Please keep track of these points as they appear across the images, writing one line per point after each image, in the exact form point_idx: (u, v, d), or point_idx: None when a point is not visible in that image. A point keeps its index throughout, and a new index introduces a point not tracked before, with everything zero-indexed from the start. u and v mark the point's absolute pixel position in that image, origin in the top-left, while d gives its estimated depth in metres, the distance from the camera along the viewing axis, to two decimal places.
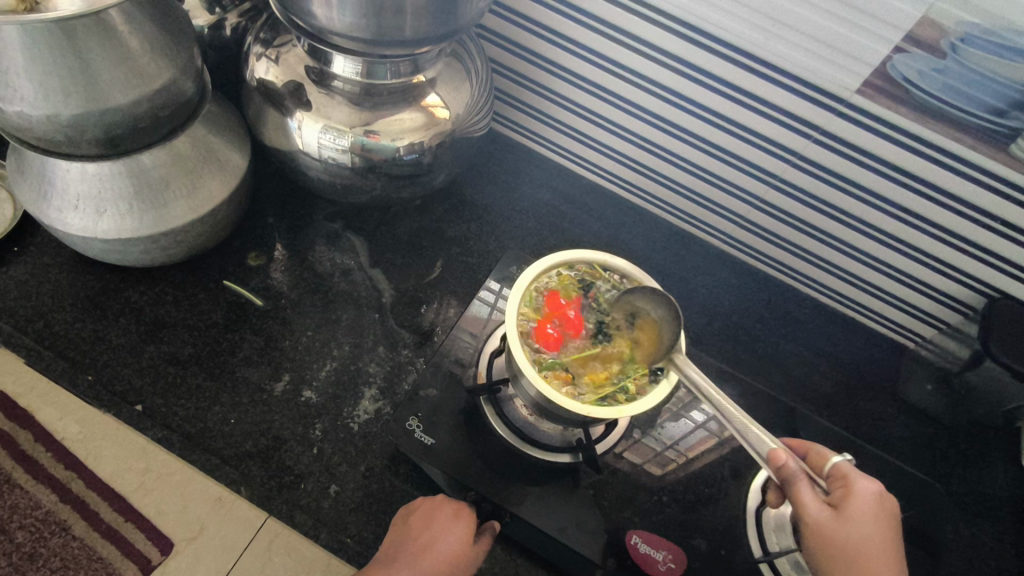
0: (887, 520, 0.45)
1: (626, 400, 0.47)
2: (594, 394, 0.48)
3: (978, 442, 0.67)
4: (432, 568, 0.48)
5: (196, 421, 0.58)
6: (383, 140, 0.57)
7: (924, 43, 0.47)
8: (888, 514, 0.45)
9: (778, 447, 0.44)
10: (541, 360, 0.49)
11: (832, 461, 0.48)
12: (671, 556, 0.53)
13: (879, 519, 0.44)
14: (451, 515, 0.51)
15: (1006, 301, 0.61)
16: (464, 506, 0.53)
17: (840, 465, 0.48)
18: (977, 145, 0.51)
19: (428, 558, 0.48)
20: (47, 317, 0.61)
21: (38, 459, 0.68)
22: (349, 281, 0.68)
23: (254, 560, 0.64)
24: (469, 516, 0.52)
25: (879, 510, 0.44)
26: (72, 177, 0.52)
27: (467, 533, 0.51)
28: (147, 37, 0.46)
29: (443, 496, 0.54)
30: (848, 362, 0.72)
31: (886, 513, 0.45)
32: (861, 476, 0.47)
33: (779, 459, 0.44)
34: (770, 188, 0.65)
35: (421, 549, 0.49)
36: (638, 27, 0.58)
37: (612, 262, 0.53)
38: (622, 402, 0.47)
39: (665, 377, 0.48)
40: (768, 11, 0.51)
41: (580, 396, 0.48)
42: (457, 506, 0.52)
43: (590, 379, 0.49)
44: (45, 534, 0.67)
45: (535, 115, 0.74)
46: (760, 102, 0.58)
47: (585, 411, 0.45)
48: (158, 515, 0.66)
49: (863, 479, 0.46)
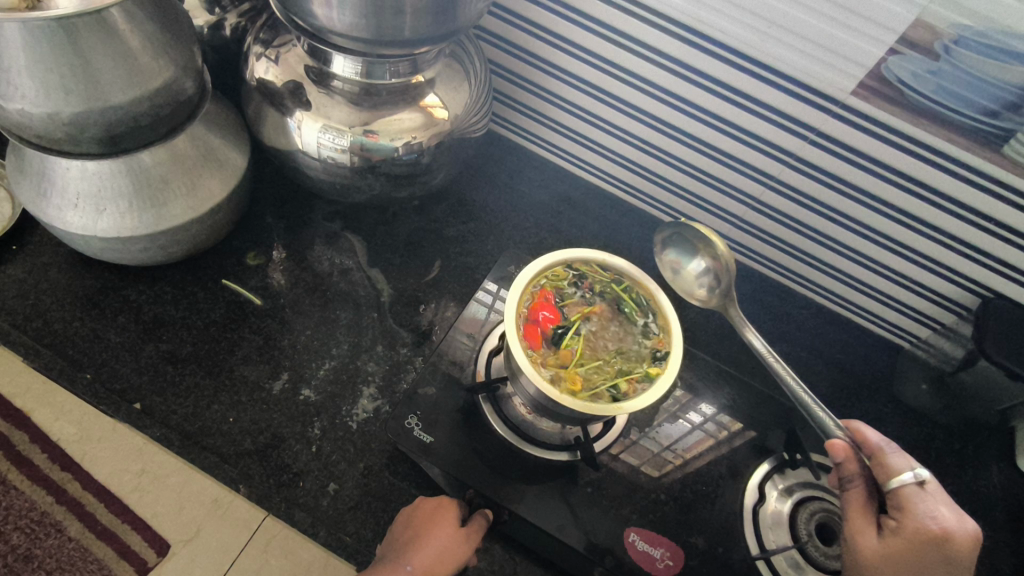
0: (939, 557, 0.43)
1: (599, 400, 0.47)
2: (571, 387, 0.48)
3: (972, 441, 0.68)
4: (415, 562, 0.49)
5: (195, 420, 0.57)
6: (382, 140, 0.57)
7: (918, 44, 0.48)
8: (945, 550, 0.44)
9: (836, 439, 0.48)
10: (530, 341, 0.49)
11: (899, 478, 0.46)
12: (669, 554, 0.54)
13: (924, 547, 0.43)
14: (431, 512, 0.53)
15: (998, 300, 0.61)
16: (445, 501, 0.54)
17: (904, 486, 0.45)
18: (971, 146, 0.51)
19: (410, 552, 0.49)
20: (46, 316, 0.60)
21: (35, 461, 0.70)
22: (348, 280, 0.68)
23: (251, 562, 0.66)
24: (451, 511, 0.53)
25: (928, 546, 0.43)
26: (72, 175, 0.52)
27: (449, 526, 0.52)
28: (148, 36, 0.46)
29: (427, 497, 0.56)
30: (844, 361, 0.73)
31: (940, 550, 0.43)
32: (923, 504, 0.45)
33: (836, 450, 0.47)
34: (766, 189, 0.66)
35: (405, 545, 0.50)
36: (634, 29, 0.58)
37: (611, 261, 0.55)
38: (594, 401, 0.47)
39: (647, 391, 0.47)
40: (764, 13, 0.51)
41: (557, 382, 0.48)
42: (438, 501, 0.54)
43: (569, 376, 0.49)
44: (40, 535, 0.69)
45: (533, 116, 0.75)
46: (757, 104, 0.58)
47: (554, 396, 0.46)
48: (155, 517, 0.67)
49: (921, 509, 0.44)
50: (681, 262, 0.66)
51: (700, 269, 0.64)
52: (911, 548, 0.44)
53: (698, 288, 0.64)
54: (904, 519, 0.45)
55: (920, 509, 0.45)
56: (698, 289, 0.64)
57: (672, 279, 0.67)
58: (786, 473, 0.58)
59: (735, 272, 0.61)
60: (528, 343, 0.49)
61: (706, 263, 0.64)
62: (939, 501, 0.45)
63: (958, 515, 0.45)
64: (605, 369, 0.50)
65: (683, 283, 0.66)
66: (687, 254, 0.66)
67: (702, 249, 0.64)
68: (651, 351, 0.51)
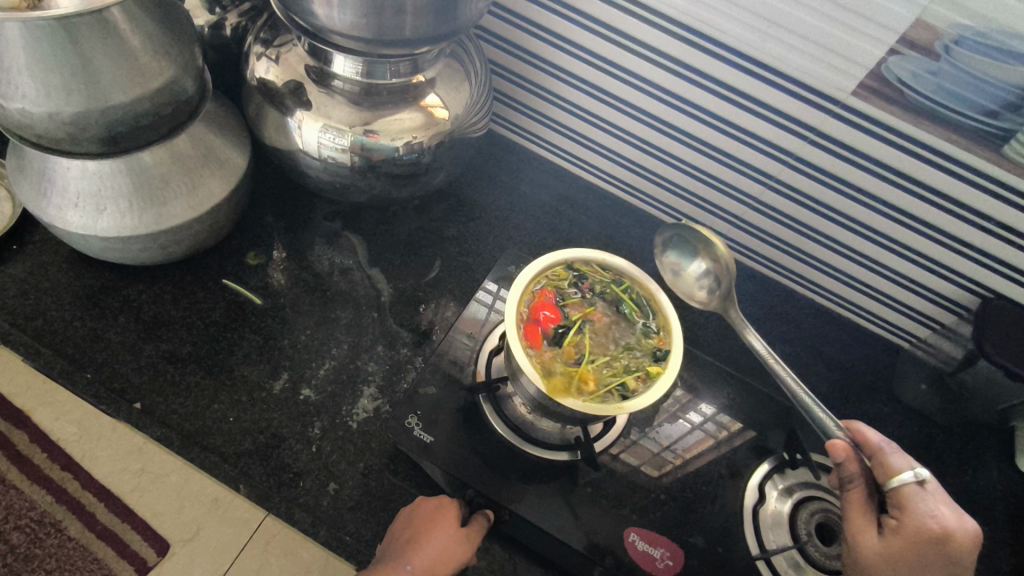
0: (939, 557, 0.43)
1: (599, 399, 0.47)
2: (571, 385, 0.48)
3: (972, 441, 0.68)
4: (416, 561, 0.49)
5: (195, 419, 0.57)
6: (382, 140, 0.57)
7: (918, 44, 0.48)
8: (945, 549, 0.44)
9: (837, 440, 0.47)
10: (529, 341, 0.49)
11: (899, 478, 0.46)
12: (670, 554, 0.54)
13: (925, 547, 0.43)
14: (432, 511, 0.53)
15: (998, 300, 0.61)
16: (446, 500, 0.54)
17: (905, 486, 0.45)
18: (971, 146, 0.51)
19: (411, 551, 0.49)
20: (46, 315, 0.60)
21: (35, 461, 0.70)
22: (348, 280, 0.68)
23: (251, 561, 0.66)
24: (451, 509, 0.53)
25: (929, 546, 0.43)
26: (72, 174, 0.52)
27: (450, 525, 0.52)
28: (148, 35, 0.46)
29: (425, 497, 0.56)
30: (844, 361, 0.73)
31: (941, 549, 0.43)
32: (923, 504, 0.45)
33: (837, 451, 0.47)
34: (766, 189, 0.66)
35: (406, 544, 0.50)
36: (634, 28, 0.58)
37: (611, 261, 0.55)
38: (594, 400, 0.47)
39: (648, 391, 0.46)
40: (765, 12, 0.51)
41: (557, 381, 0.48)
42: (439, 501, 0.54)
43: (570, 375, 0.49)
44: (42, 536, 0.69)
45: (533, 116, 0.75)
46: (757, 104, 0.58)
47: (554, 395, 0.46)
48: (155, 517, 0.68)
49: (921, 508, 0.45)
50: (681, 264, 0.67)
51: (700, 270, 0.65)
52: (912, 547, 0.44)
53: (697, 290, 0.65)
54: (904, 519, 0.45)
55: (920, 508, 0.45)
56: (697, 291, 0.65)
57: (672, 280, 0.67)
58: (785, 473, 0.58)
59: (735, 273, 0.61)
60: (528, 342, 0.49)
61: (706, 265, 0.64)
62: (939, 500, 0.45)
63: (957, 513, 0.45)
64: (606, 368, 0.50)
65: (683, 284, 0.66)
66: (687, 256, 0.66)
67: (702, 250, 0.65)
68: (652, 349, 0.51)
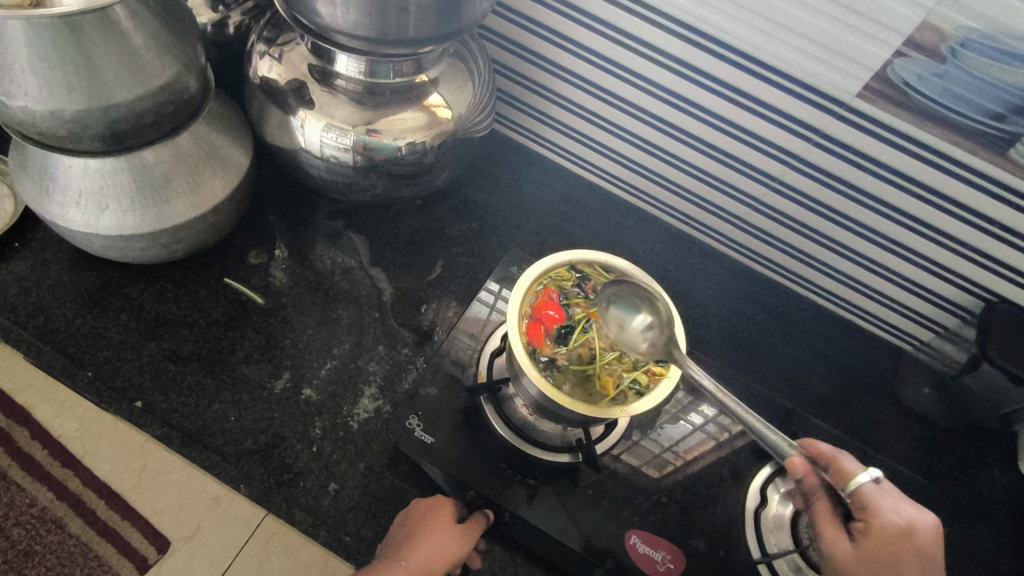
0: (911, 552, 0.43)
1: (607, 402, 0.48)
2: (578, 389, 0.49)
3: (974, 445, 0.68)
4: (411, 558, 0.48)
5: (195, 419, 0.57)
6: (385, 139, 0.57)
7: (924, 47, 0.47)
8: (914, 544, 0.44)
9: (795, 456, 0.45)
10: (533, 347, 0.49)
11: (857, 480, 0.46)
12: (670, 556, 0.54)
13: (896, 545, 0.43)
14: (425, 512, 0.52)
15: (1003, 305, 0.61)
16: (440, 497, 0.54)
17: (863, 487, 0.45)
18: (977, 149, 0.51)
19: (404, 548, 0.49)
20: (48, 313, 0.60)
21: (36, 458, 0.70)
22: (350, 280, 0.68)
23: (250, 559, 0.66)
24: (447, 505, 0.53)
25: (899, 543, 0.43)
26: (74, 173, 0.52)
27: (444, 524, 0.51)
28: (152, 34, 0.46)
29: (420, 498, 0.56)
30: (846, 364, 0.73)
31: (911, 544, 0.43)
32: (884, 501, 0.45)
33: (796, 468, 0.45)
34: (769, 191, 0.66)
35: (401, 542, 0.50)
36: (637, 28, 0.58)
37: (613, 263, 0.54)
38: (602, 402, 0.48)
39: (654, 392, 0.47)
40: (769, 13, 0.51)
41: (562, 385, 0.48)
42: (431, 502, 0.53)
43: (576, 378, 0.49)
44: (40, 532, 0.69)
45: (536, 115, 0.75)
46: (761, 105, 0.58)
47: (561, 400, 0.45)
48: (157, 513, 0.67)
49: (884, 506, 0.45)
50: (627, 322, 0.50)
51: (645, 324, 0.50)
52: (885, 547, 0.43)
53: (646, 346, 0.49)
54: (871, 520, 0.44)
55: (883, 506, 0.45)
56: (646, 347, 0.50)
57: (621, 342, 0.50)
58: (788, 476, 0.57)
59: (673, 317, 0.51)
60: (531, 348, 0.49)
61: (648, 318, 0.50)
62: (896, 497, 0.46)
63: (916, 507, 0.45)
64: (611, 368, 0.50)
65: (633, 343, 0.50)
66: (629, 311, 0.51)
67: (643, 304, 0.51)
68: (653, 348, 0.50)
